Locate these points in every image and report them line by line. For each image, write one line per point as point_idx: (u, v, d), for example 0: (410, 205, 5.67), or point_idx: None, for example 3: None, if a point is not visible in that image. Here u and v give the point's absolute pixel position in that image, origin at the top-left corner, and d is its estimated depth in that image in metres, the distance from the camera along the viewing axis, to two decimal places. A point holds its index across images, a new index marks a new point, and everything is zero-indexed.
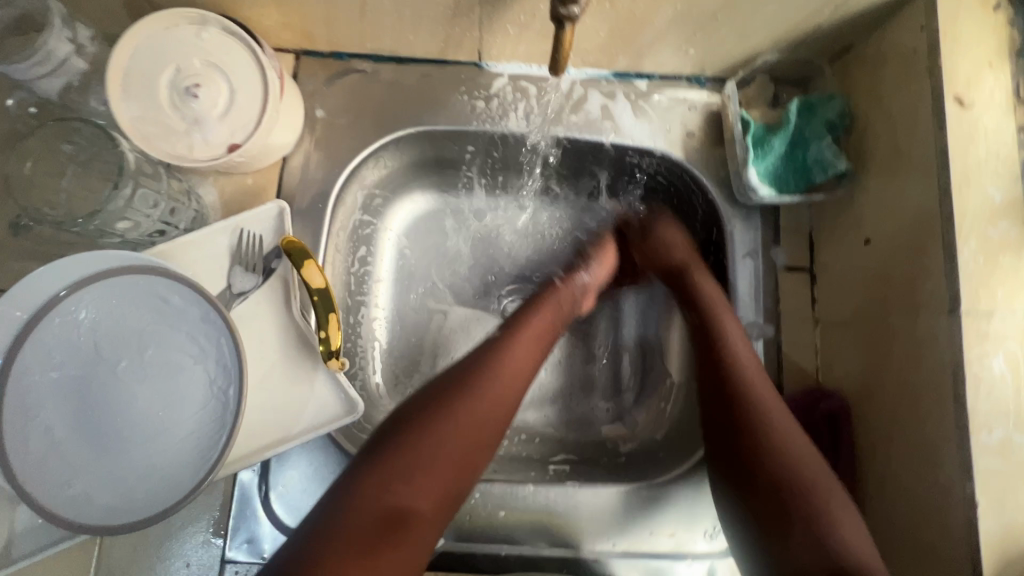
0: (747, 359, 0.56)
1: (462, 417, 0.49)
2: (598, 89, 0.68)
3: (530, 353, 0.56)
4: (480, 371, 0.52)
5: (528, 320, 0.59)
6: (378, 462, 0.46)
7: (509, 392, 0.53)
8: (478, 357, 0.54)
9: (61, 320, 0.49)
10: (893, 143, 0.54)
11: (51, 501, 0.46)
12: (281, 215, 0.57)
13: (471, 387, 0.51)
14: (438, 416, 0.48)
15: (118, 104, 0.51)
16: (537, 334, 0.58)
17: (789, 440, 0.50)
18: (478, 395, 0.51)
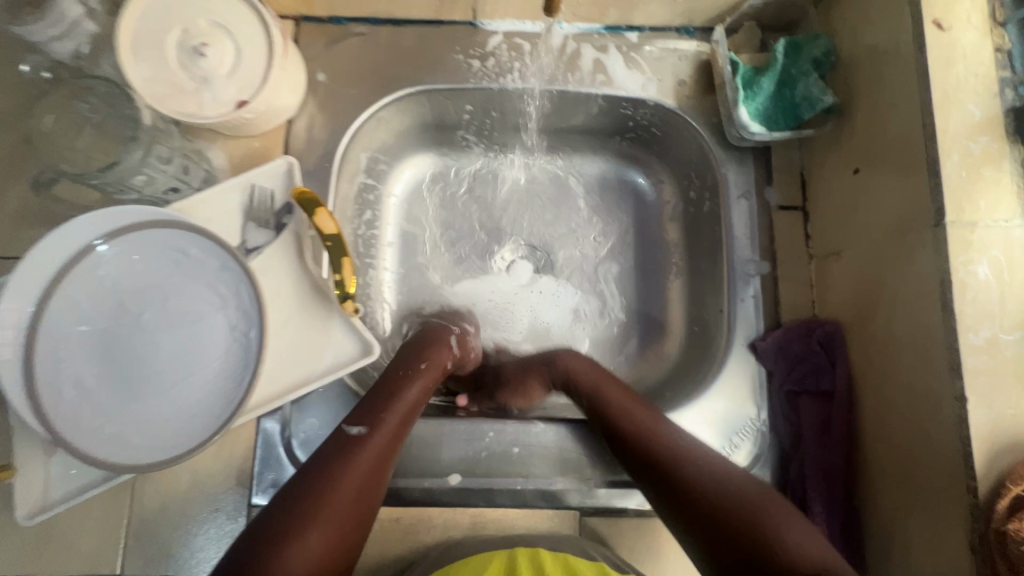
0: (642, 420, 0.54)
1: (333, 503, 0.45)
2: (591, 42, 0.69)
3: (399, 431, 0.52)
4: (334, 470, 0.47)
5: (391, 396, 0.54)
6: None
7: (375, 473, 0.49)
8: (337, 453, 0.48)
9: (88, 273, 0.51)
10: (878, 75, 0.56)
11: (85, 444, 0.49)
12: (290, 170, 0.60)
13: (332, 487, 0.46)
14: (302, 525, 0.43)
15: (129, 66, 0.53)
16: (410, 408, 0.54)
17: (712, 479, 0.47)
18: (342, 496, 0.46)
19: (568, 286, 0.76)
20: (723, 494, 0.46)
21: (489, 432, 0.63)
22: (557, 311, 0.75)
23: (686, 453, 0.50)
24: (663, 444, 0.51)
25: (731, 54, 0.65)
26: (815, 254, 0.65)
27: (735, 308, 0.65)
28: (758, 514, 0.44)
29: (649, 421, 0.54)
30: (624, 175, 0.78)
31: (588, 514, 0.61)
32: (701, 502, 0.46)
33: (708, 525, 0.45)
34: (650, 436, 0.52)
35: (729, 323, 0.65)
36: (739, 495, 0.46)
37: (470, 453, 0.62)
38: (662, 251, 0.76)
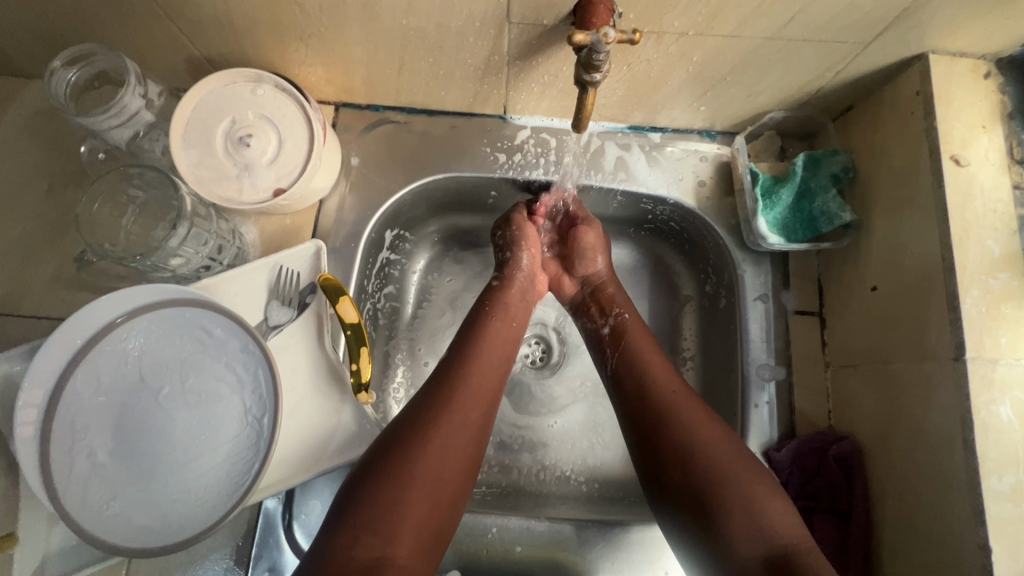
0: (671, 388, 0.58)
1: (433, 449, 0.51)
2: (615, 140, 0.72)
3: (499, 359, 0.61)
4: (451, 390, 0.56)
5: (475, 354, 0.60)
6: (383, 482, 0.48)
7: (487, 392, 0.58)
8: (445, 376, 0.57)
9: (112, 348, 0.52)
10: (898, 197, 0.57)
11: (91, 523, 0.49)
12: (318, 252, 0.62)
13: (450, 403, 0.54)
14: (408, 477, 0.48)
15: (178, 152, 0.56)
16: (501, 340, 0.63)
17: (721, 454, 0.52)
18: (460, 411, 0.54)
19: (580, 373, 0.78)
20: (725, 465, 0.51)
21: (493, 526, 0.62)
22: (566, 394, 0.77)
23: (706, 425, 0.54)
24: (685, 412, 0.56)
25: (749, 162, 0.67)
26: (831, 362, 0.64)
27: (749, 414, 0.63)
28: (749, 487, 0.50)
29: (678, 390, 0.58)
30: (642, 262, 0.80)
31: None
32: (711, 464, 0.52)
33: (700, 485, 0.51)
34: (675, 404, 0.56)
35: (743, 427, 0.63)
36: (737, 467, 0.51)
37: (478, 544, 0.62)
38: (675, 342, 0.76)
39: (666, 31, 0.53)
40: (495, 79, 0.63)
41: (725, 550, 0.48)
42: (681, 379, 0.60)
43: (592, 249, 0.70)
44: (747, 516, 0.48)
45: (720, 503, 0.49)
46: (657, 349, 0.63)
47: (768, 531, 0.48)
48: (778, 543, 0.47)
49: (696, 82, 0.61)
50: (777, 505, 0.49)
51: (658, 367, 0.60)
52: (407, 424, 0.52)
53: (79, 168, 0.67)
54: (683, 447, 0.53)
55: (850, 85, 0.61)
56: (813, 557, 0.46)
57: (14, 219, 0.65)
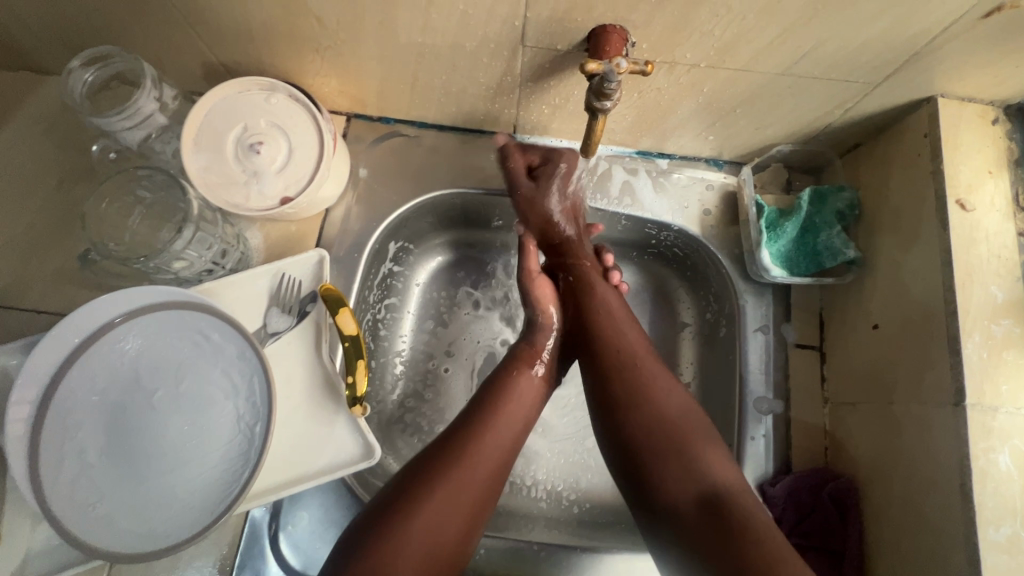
0: (635, 344, 0.60)
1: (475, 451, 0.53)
2: (622, 164, 0.72)
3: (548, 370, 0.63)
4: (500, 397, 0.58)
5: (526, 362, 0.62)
6: (422, 477, 0.50)
7: (529, 397, 0.59)
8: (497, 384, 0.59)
9: (109, 347, 0.53)
10: (904, 237, 0.57)
11: (75, 525, 0.48)
12: (321, 262, 0.62)
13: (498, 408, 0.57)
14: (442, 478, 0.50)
15: (188, 156, 0.57)
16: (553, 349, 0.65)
17: (672, 404, 0.55)
18: (496, 424, 0.55)
19: (576, 395, 0.78)
20: (676, 417, 0.54)
21: (481, 547, 0.61)
22: (560, 414, 0.77)
23: (660, 380, 0.56)
24: (644, 367, 0.58)
25: (755, 194, 0.68)
26: (830, 399, 0.64)
27: (744, 446, 0.63)
28: (692, 435, 0.52)
29: (638, 347, 0.60)
30: (644, 286, 0.79)
31: None
32: (657, 416, 0.54)
33: (649, 434, 0.53)
34: (633, 357, 0.58)
35: (738, 460, 0.63)
36: (683, 417, 0.54)
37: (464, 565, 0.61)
38: (674, 368, 0.75)
39: (678, 62, 0.54)
40: (506, 98, 0.64)
41: (660, 489, 0.50)
42: (643, 338, 0.62)
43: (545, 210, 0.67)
44: (686, 464, 0.50)
45: (662, 448, 0.52)
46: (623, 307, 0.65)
47: (703, 473, 0.50)
48: (710, 484, 0.49)
49: (705, 112, 0.62)
50: (717, 453, 0.52)
51: (626, 322, 0.62)
52: (457, 430, 0.55)
53: (89, 164, 0.67)
54: (638, 397, 0.55)
55: (859, 123, 0.61)
56: (746, 502, 0.48)
57: (22, 211, 0.66)
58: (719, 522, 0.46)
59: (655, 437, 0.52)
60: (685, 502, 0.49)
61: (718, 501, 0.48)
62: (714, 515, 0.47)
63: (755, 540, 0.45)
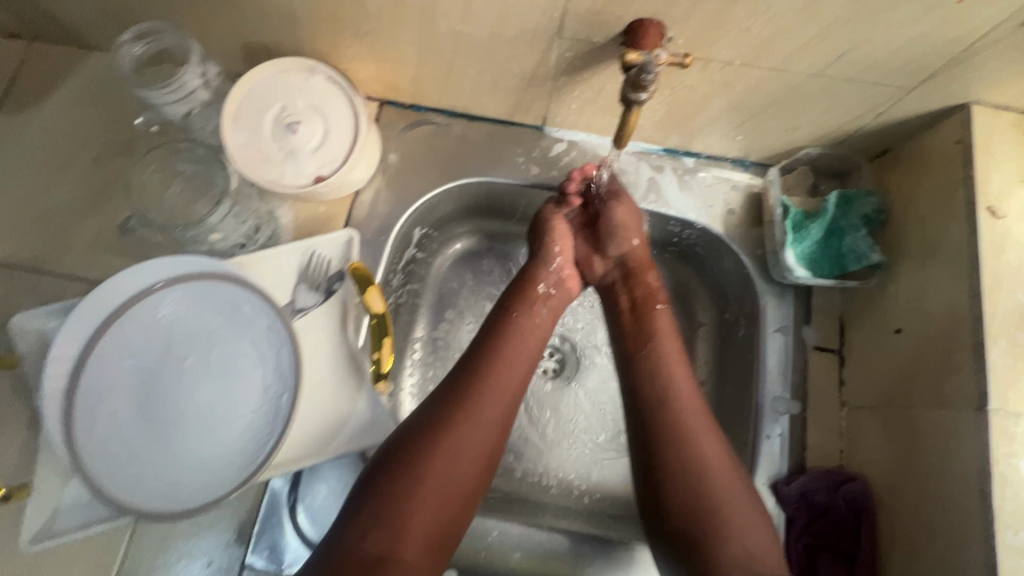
0: (685, 392, 0.56)
1: (456, 445, 0.52)
2: (648, 161, 0.73)
3: (525, 362, 0.60)
4: (475, 384, 0.56)
5: (504, 349, 0.60)
6: (400, 470, 0.50)
7: (511, 382, 0.57)
8: (471, 370, 0.58)
9: (146, 314, 0.55)
10: (931, 242, 0.57)
11: (108, 481, 0.51)
12: (350, 242, 0.63)
13: (473, 398, 0.55)
14: (421, 470, 0.50)
15: (228, 133, 0.58)
16: (526, 336, 0.62)
17: (727, 490, 0.51)
18: (476, 409, 0.54)
19: (591, 389, 0.78)
20: (729, 503, 0.50)
21: (494, 530, 0.62)
22: (576, 407, 0.77)
23: (708, 438, 0.53)
24: (700, 440, 0.53)
25: (782, 195, 0.68)
26: (847, 402, 0.64)
27: (760, 444, 0.63)
28: (746, 526, 0.49)
29: (694, 413, 0.55)
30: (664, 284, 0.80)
31: None
32: (706, 479, 0.51)
33: (697, 503, 0.50)
34: (688, 428, 0.54)
35: (753, 458, 0.63)
36: (737, 508, 0.50)
37: (477, 548, 0.62)
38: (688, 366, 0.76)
39: (713, 59, 0.54)
40: (538, 90, 0.65)
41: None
42: (701, 402, 0.56)
43: (627, 248, 0.68)
44: (738, 543, 0.48)
45: (712, 542, 0.48)
46: (684, 365, 0.59)
47: (752, 554, 0.48)
48: (762, 572, 0.47)
49: (736, 111, 0.62)
50: (755, 522, 0.50)
51: (671, 357, 0.59)
52: (430, 416, 0.54)
53: (129, 138, 0.69)
54: (679, 446, 0.53)
55: (890, 127, 0.61)
56: None
57: (64, 182, 0.68)
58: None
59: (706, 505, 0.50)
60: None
61: None
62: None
63: None
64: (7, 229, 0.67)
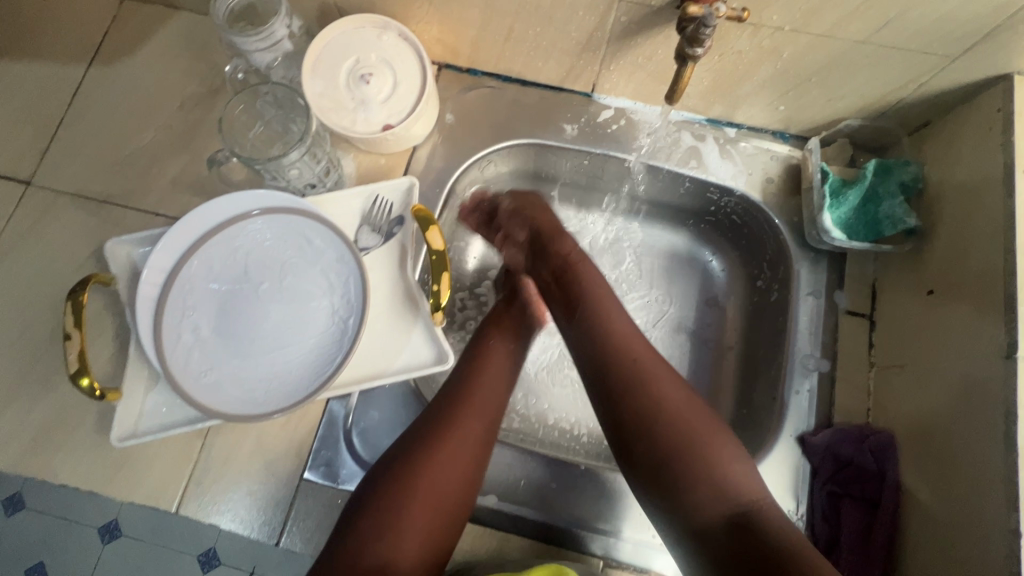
0: (634, 345, 0.58)
1: (444, 459, 0.55)
2: (691, 130, 0.76)
3: (504, 377, 0.63)
4: (461, 400, 0.59)
5: (485, 366, 0.63)
6: (393, 486, 0.54)
7: (494, 399, 0.61)
8: (457, 386, 0.61)
9: (226, 241, 0.60)
10: (967, 208, 0.60)
11: (192, 385, 0.57)
12: (411, 188, 0.67)
13: (459, 414, 0.58)
14: (412, 484, 0.53)
15: (307, 82, 0.64)
16: (505, 356, 0.65)
17: (688, 419, 0.54)
18: (461, 426, 0.57)
19: None
20: (692, 432, 0.53)
21: (532, 462, 0.67)
22: None
23: (660, 387, 0.55)
24: (652, 375, 0.56)
25: (821, 163, 0.70)
26: (876, 363, 0.67)
27: (789, 399, 0.67)
28: (716, 451, 0.53)
29: (643, 351, 0.58)
30: (700, 253, 0.84)
31: (612, 566, 0.63)
32: (671, 425, 0.53)
33: (667, 454, 0.53)
34: (639, 364, 0.57)
35: (781, 411, 0.67)
36: (704, 433, 0.53)
37: (510, 478, 0.66)
38: (720, 332, 0.80)
39: (764, 24, 0.57)
40: (592, 55, 0.69)
41: (691, 512, 0.51)
42: (643, 344, 0.59)
43: (536, 222, 0.71)
44: (713, 487, 0.51)
45: (685, 472, 0.52)
46: (618, 305, 0.62)
47: (731, 495, 0.51)
48: (739, 504, 0.50)
49: (780, 79, 0.65)
50: (737, 462, 0.52)
51: (615, 313, 0.61)
52: (419, 433, 0.57)
53: (210, 89, 0.75)
54: (640, 394, 0.55)
55: (931, 99, 0.64)
56: (773, 519, 0.50)
57: (149, 127, 0.74)
58: (753, 544, 0.48)
59: (673, 456, 0.52)
60: (715, 530, 0.50)
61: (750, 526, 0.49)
62: (744, 536, 0.49)
63: (799, 550, 0.47)
64: (98, 167, 0.73)
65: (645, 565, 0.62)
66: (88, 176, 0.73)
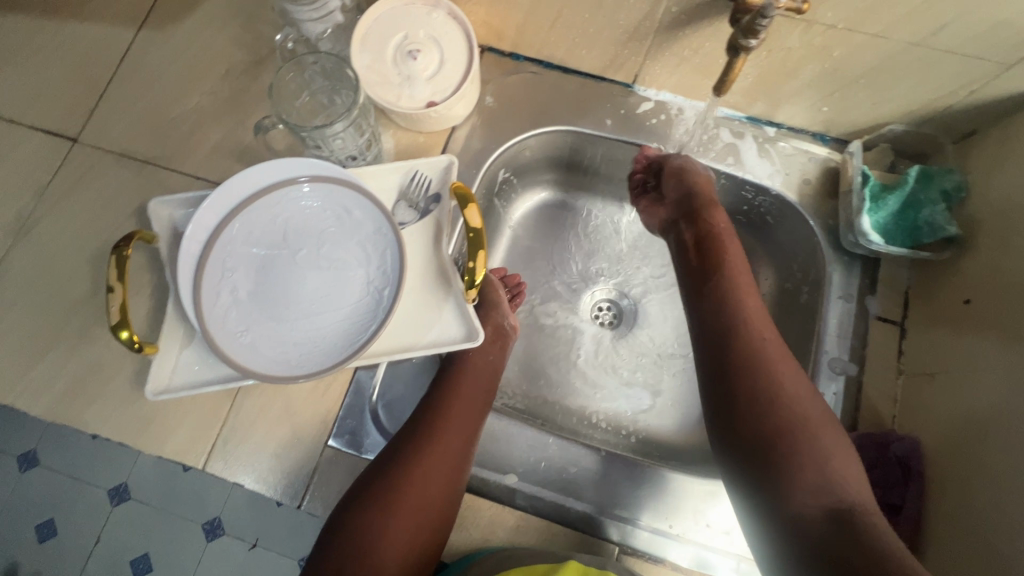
0: (765, 331, 0.61)
1: (421, 475, 0.57)
2: (730, 127, 0.76)
3: (480, 395, 0.66)
4: (440, 416, 0.61)
5: (461, 383, 0.65)
6: (375, 498, 0.55)
7: (471, 416, 0.63)
8: (436, 404, 0.63)
9: (267, 207, 0.61)
10: (1010, 219, 0.59)
11: (229, 344, 0.57)
12: (450, 167, 0.67)
13: (439, 429, 0.60)
14: (391, 496, 0.56)
15: (355, 54, 0.64)
16: (479, 373, 0.67)
17: (805, 409, 0.56)
18: (441, 441, 0.59)
19: (646, 340, 0.82)
20: (806, 420, 0.55)
21: (553, 444, 0.68)
22: (632, 354, 0.82)
23: (788, 374, 0.58)
24: (780, 364, 0.58)
25: (861, 167, 0.70)
26: (904, 370, 0.67)
27: None
28: (826, 443, 0.54)
29: (776, 342, 0.61)
30: None
31: (626, 552, 0.63)
32: (792, 409, 0.56)
33: (783, 434, 0.55)
34: (769, 355, 0.59)
35: None
36: (817, 423, 0.55)
37: (530, 458, 0.67)
38: None
39: (817, 21, 0.57)
40: (637, 45, 0.69)
41: (788, 496, 0.53)
42: (774, 333, 0.62)
43: (692, 187, 0.72)
44: (821, 475, 0.53)
45: (793, 459, 0.54)
46: (754, 297, 0.65)
47: (836, 487, 0.52)
48: (842, 502, 0.51)
49: (827, 80, 0.65)
50: (845, 457, 0.54)
51: (752, 300, 0.64)
52: (400, 447, 0.59)
53: (257, 59, 0.76)
54: (765, 376, 0.57)
55: (981, 107, 0.63)
56: (878, 520, 0.50)
57: (194, 92, 0.76)
58: (849, 536, 0.48)
59: (792, 435, 0.54)
60: (815, 516, 0.51)
61: (852, 514, 0.50)
62: (848, 530, 0.49)
63: (900, 546, 0.48)
64: (143, 129, 0.74)
65: (659, 553, 0.62)
66: (132, 137, 0.74)
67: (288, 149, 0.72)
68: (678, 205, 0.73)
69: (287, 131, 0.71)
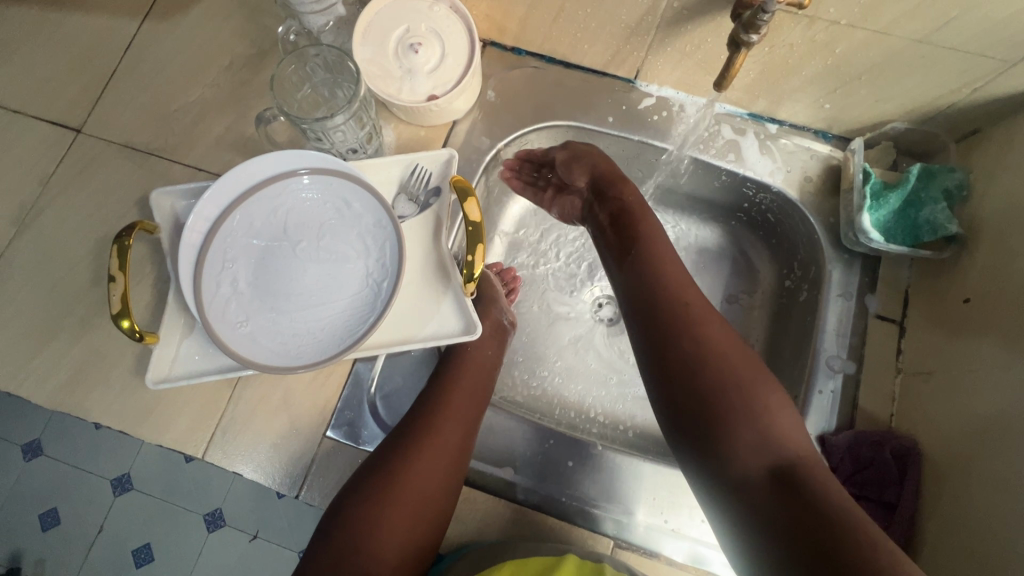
0: (691, 294, 0.60)
1: (419, 470, 0.57)
2: (732, 123, 0.76)
3: (478, 389, 0.65)
4: (438, 412, 0.61)
5: (459, 378, 0.65)
6: (371, 494, 0.56)
7: (467, 409, 0.63)
8: (434, 399, 0.63)
9: (267, 199, 0.61)
10: (1011, 217, 0.59)
11: (229, 334, 0.58)
12: (449, 161, 0.67)
13: (436, 424, 0.60)
14: (388, 493, 0.56)
15: (357, 47, 0.65)
16: (477, 368, 0.67)
17: (734, 368, 0.55)
18: (438, 435, 0.59)
19: None
20: (738, 380, 0.54)
21: (550, 437, 0.68)
22: (630, 349, 0.82)
23: (715, 334, 0.57)
24: (708, 329, 0.57)
25: (863, 165, 0.70)
26: (903, 369, 0.66)
27: (811, 397, 0.67)
28: (759, 400, 0.53)
29: (704, 306, 0.59)
30: (728, 248, 0.84)
31: (621, 546, 0.63)
32: (723, 371, 0.54)
33: (716, 396, 0.54)
34: (696, 319, 0.58)
35: (802, 408, 0.67)
36: (748, 386, 0.54)
37: (528, 451, 0.67)
38: (744, 328, 0.81)
39: (820, 17, 0.57)
40: (639, 40, 0.69)
41: (730, 460, 0.52)
42: (700, 294, 0.61)
43: (595, 170, 0.73)
44: (757, 433, 0.52)
45: (728, 421, 0.53)
46: (676, 262, 0.64)
47: (776, 443, 0.51)
48: (783, 457, 0.51)
49: (829, 76, 0.65)
50: (781, 412, 0.53)
51: (675, 265, 0.64)
52: (398, 442, 0.59)
53: (259, 51, 0.76)
54: (692, 341, 0.57)
55: (984, 105, 0.63)
56: (816, 469, 0.51)
57: (197, 84, 0.76)
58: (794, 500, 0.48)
59: (724, 395, 0.53)
60: (756, 475, 0.51)
61: (789, 468, 0.50)
62: (790, 486, 0.49)
63: (837, 496, 0.48)
64: (145, 120, 0.75)
65: (654, 547, 0.63)
66: (136, 128, 0.75)
67: (291, 142, 0.72)
68: (591, 194, 0.74)
69: (289, 124, 0.71)
